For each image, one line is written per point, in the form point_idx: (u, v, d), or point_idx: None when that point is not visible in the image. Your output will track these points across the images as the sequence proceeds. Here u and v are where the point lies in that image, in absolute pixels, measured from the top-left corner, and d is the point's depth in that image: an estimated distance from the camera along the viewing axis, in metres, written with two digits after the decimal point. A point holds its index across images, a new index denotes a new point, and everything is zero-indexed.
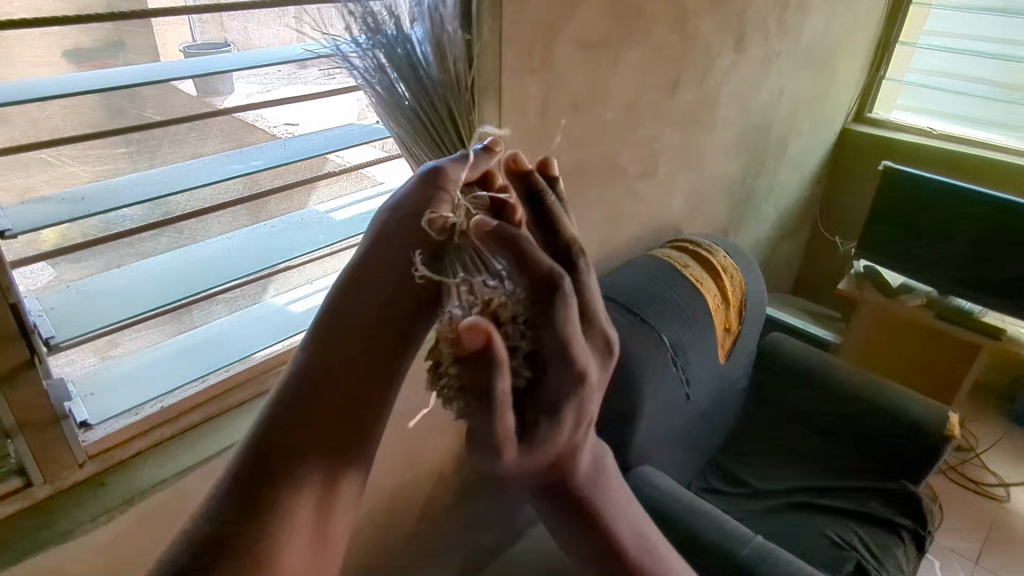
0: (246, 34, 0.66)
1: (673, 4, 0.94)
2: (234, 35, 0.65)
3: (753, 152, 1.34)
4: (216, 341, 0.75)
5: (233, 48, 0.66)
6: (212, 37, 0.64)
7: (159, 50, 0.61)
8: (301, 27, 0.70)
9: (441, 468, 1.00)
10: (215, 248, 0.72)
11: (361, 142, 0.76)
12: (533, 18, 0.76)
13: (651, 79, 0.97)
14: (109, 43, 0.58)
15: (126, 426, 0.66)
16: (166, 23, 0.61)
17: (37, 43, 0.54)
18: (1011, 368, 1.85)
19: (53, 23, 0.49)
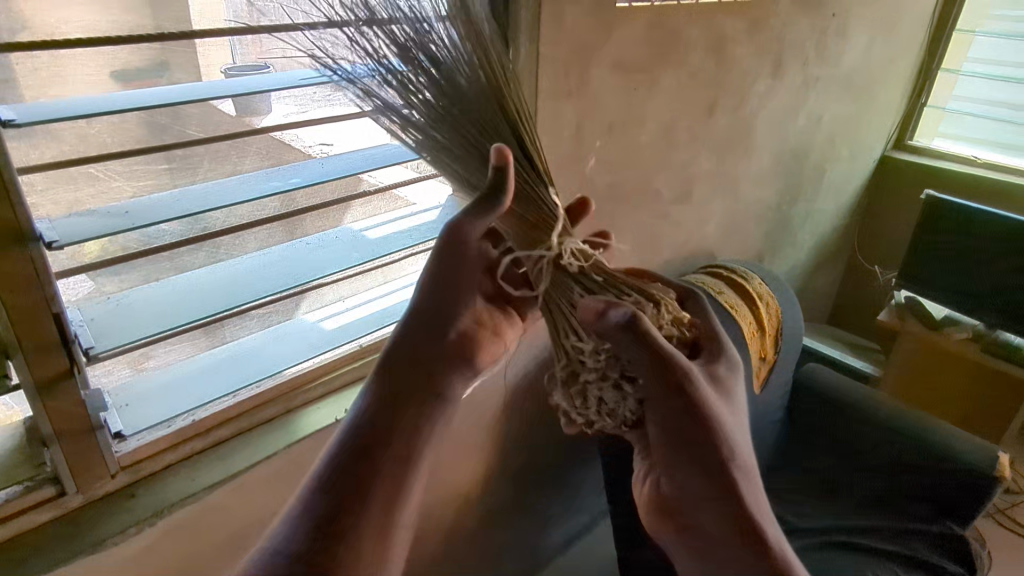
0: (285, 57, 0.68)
1: (711, 29, 0.93)
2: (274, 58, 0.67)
3: (790, 177, 1.31)
4: (247, 356, 0.75)
5: (274, 70, 0.67)
6: (254, 59, 0.66)
7: (201, 70, 0.63)
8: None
9: (468, 492, 0.98)
10: (250, 264, 0.73)
11: (394, 161, 0.77)
12: (569, 42, 0.76)
13: (686, 103, 0.97)
14: (158, 64, 0.60)
15: (157, 439, 0.66)
16: (209, 43, 0.63)
17: (92, 60, 0.56)
18: None
19: (104, 43, 0.51)
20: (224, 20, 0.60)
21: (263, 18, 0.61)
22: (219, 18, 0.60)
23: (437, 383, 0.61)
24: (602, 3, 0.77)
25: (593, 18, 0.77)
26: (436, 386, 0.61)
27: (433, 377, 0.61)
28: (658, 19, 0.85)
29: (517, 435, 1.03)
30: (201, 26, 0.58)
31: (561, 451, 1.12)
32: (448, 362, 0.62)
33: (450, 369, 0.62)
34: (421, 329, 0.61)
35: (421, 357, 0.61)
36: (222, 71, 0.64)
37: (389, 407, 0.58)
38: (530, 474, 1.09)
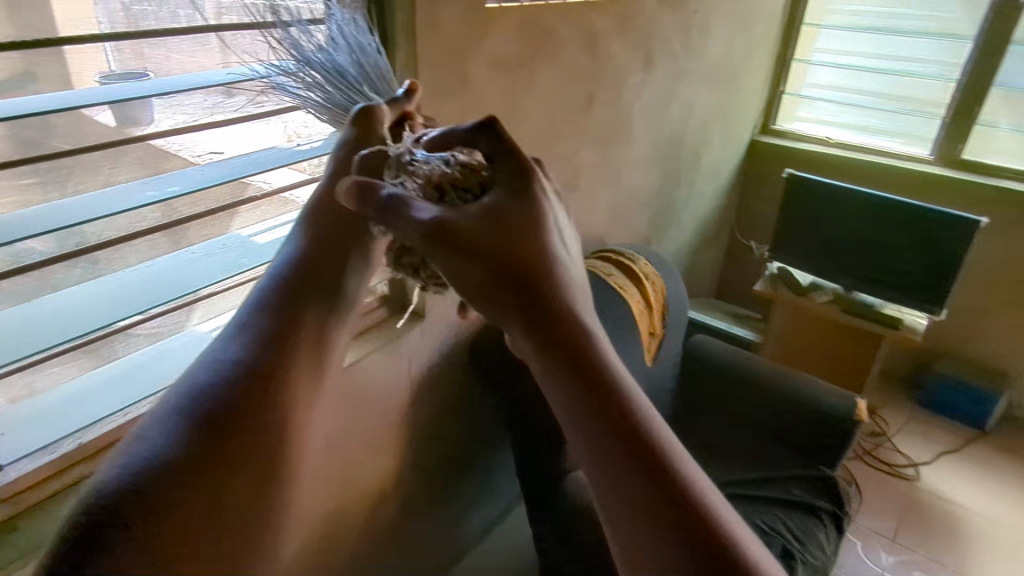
0: (165, 61, 0.65)
1: (583, 27, 0.99)
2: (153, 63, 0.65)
3: (669, 164, 1.41)
4: (137, 371, 0.73)
5: (153, 77, 0.65)
6: (130, 65, 0.63)
7: (71, 77, 0.60)
8: (225, 54, 0.70)
9: (380, 489, 1.00)
10: (132, 277, 0.71)
11: (281, 164, 0.76)
12: (446, 42, 0.79)
13: (565, 97, 1.02)
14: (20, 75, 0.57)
15: (39, 466, 0.63)
16: (78, 51, 0.59)
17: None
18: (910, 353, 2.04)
19: None
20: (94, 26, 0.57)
21: (141, 25, 0.59)
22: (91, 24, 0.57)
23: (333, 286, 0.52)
24: (474, 3, 0.80)
25: (467, 20, 0.80)
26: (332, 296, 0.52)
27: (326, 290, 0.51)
28: (532, 19, 0.89)
29: (428, 427, 1.05)
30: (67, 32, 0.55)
31: (470, 439, 1.15)
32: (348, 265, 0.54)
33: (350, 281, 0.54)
34: (324, 224, 0.55)
35: (314, 265, 0.52)
36: (96, 80, 0.61)
37: (278, 310, 0.48)
38: (443, 464, 1.12)
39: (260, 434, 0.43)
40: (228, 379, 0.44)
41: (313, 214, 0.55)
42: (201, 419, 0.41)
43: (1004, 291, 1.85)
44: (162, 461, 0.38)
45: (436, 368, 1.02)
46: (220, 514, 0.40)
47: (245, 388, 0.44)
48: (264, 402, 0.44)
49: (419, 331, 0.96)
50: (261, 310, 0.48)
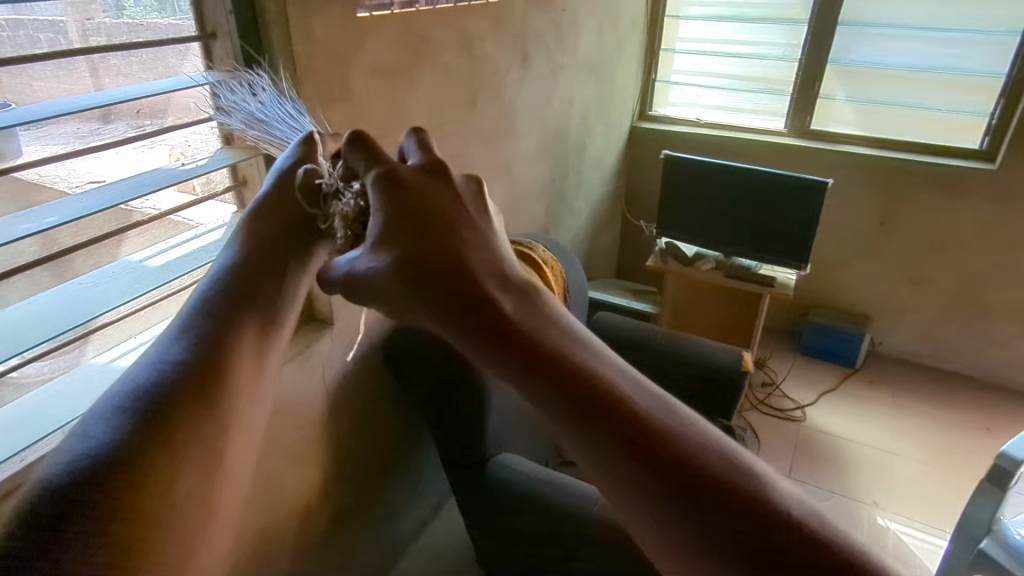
0: (31, 91, 0.62)
1: (457, 30, 1.03)
2: (17, 94, 0.61)
3: (557, 155, 1.48)
4: (31, 412, 0.70)
5: (17, 106, 0.62)
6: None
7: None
8: (96, 77, 0.68)
9: (308, 501, 1.00)
10: (15, 314, 0.68)
11: (166, 183, 0.75)
12: (323, 53, 0.81)
13: (448, 98, 1.06)
14: None
15: None
16: None
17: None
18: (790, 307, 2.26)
19: None
20: None
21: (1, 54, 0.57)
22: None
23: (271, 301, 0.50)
24: (347, 13, 0.82)
25: (342, 30, 0.82)
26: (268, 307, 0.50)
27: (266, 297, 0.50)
28: (406, 25, 0.92)
29: (350, 433, 1.06)
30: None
31: (394, 440, 1.17)
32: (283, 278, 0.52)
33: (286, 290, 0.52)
34: (257, 237, 0.53)
35: (251, 281, 0.49)
36: None
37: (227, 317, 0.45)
38: (369, 468, 1.13)
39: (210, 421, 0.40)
40: (174, 373, 0.40)
41: (251, 221, 0.54)
42: (146, 413, 0.37)
43: (862, 243, 2.07)
44: (107, 455, 0.34)
45: (351, 374, 1.03)
46: (148, 503, 0.34)
47: (187, 380, 0.40)
48: (206, 416, 0.40)
49: (329, 339, 0.97)
50: (203, 310, 0.45)
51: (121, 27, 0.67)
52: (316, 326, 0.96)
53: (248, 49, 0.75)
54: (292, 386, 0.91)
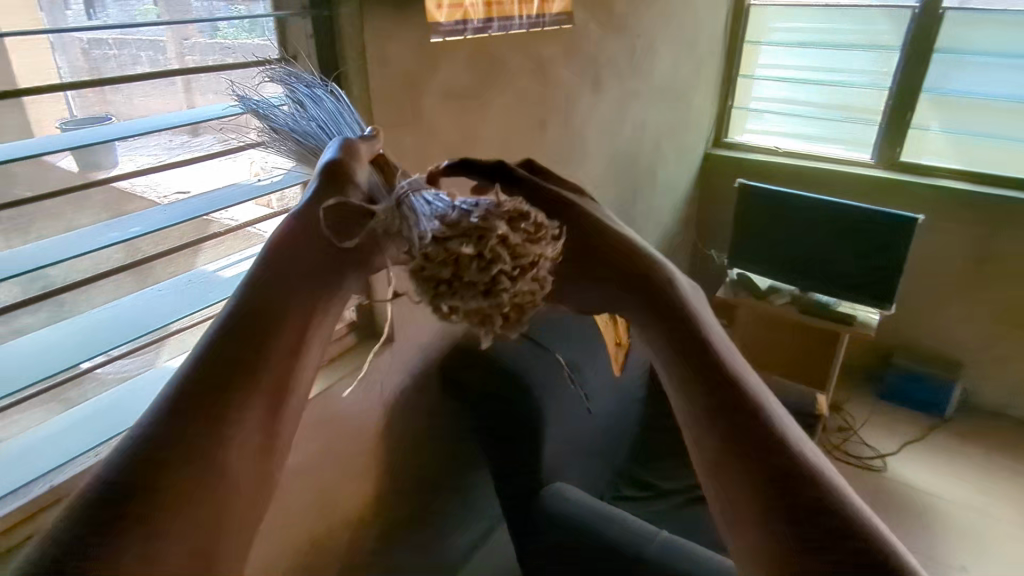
0: (130, 106, 0.69)
1: (529, 54, 1.04)
2: (116, 108, 0.68)
3: (627, 180, 1.46)
4: (107, 408, 0.73)
5: (116, 120, 0.68)
6: (93, 109, 0.67)
7: (33, 126, 0.63)
8: (189, 94, 0.73)
9: (358, 514, 1.01)
10: (99, 315, 0.72)
11: (244, 198, 0.78)
12: (396, 77, 0.83)
13: (519, 121, 1.06)
14: None
15: (11, 511, 0.64)
16: (41, 100, 0.62)
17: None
18: (872, 348, 2.12)
19: None
20: (57, 74, 0.61)
21: (102, 72, 0.64)
22: (51, 74, 0.61)
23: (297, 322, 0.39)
24: (421, 38, 0.84)
25: (415, 54, 0.84)
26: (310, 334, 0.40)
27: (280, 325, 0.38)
28: (478, 50, 0.94)
29: (405, 451, 1.07)
30: (30, 82, 0.59)
31: (447, 462, 1.17)
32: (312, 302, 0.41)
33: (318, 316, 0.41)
34: (298, 249, 0.42)
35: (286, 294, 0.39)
36: (58, 126, 0.64)
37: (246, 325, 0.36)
38: (423, 488, 1.13)
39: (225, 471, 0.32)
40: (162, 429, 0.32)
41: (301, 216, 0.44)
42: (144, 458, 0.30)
43: (955, 283, 1.93)
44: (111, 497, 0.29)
45: (408, 391, 1.03)
46: None
47: (177, 406, 0.33)
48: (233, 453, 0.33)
49: (388, 355, 0.98)
50: (220, 336, 0.35)
51: (213, 47, 0.72)
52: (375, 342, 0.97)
53: (325, 71, 0.79)
54: (347, 399, 0.92)
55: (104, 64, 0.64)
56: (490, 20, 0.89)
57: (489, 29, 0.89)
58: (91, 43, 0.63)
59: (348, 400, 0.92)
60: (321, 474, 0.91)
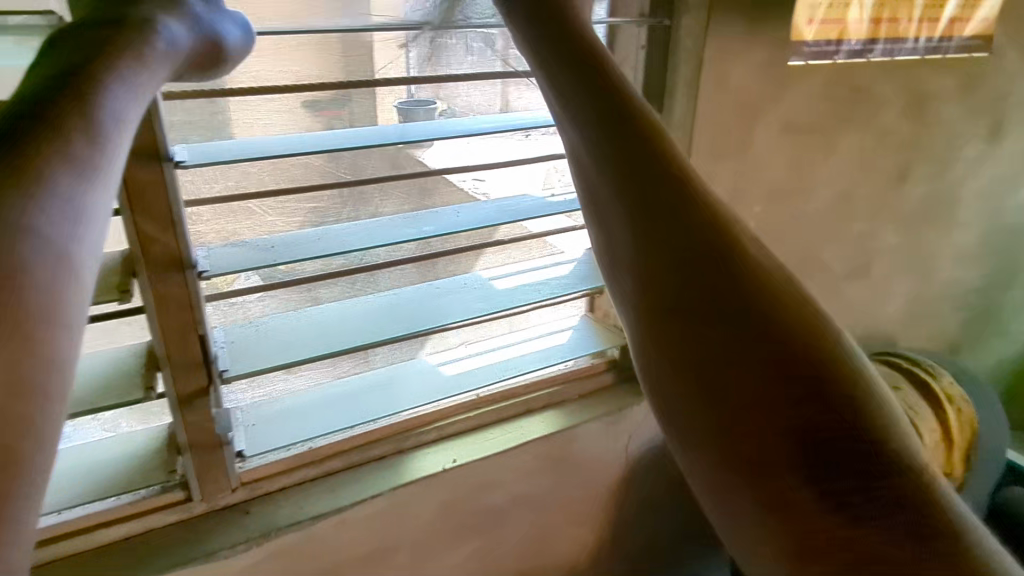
0: (458, 95, 0.73)
1: (909, 85, 0.80)
2: (444, 93, 0.73)
3: (1014, 260, 1.08)
4: (369, 387, 0.76)
5: (440, 105, 0.73)
6: (423, 96, 0.72)
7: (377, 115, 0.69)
8: (504, 93, 0.76)
9: (572, 561, 0.93)
10: (378, 300, 0.75)
11: (531, 216, 0.74)
12: (735, 98, 0.70)
13: (873, 167, 0.84)
14: (338, 100, 0.67)
15: (276, 461, 0.71)
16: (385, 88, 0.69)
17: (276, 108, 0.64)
18: None
19: (283, 93, 0.57)
20: (404, 67, 0.66)
21: (440, 63, 0.68)
22: (399, 65, 0.66)
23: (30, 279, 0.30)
24: (779, 59, 0.70)
25: (762, 73, 0.70)
26: (60, 244, 0.32)
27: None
28: (841, 75, 0.75)
29: (638, 512, 0.95)
30: (382, 73, 0.65)
31: (685, 541, 1.01)
32: (49, 200, 0.32)
33: (68, 235, 0.32)
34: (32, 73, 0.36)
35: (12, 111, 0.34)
36: (393, 108, 0.70)
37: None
38: (651, 558, 1.00)
39: None
40: None
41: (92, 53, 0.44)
42: None
43: None
44: None
45: (657, 449, 0.91)
46: None
47: None
48: None
49: (644, 409, 0.87)
50: None
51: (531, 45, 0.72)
52: (634, 390, 0.87)
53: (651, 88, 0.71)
54: (587, 442, 0.84)
55: (442, 55, 0.68)
56: (874, 43, 0.74)
57: (868, 52, 0.74)
58: (436, 37, 0.66)
59: (591, 444, 0.85)
60: (545, 508, 0.86)
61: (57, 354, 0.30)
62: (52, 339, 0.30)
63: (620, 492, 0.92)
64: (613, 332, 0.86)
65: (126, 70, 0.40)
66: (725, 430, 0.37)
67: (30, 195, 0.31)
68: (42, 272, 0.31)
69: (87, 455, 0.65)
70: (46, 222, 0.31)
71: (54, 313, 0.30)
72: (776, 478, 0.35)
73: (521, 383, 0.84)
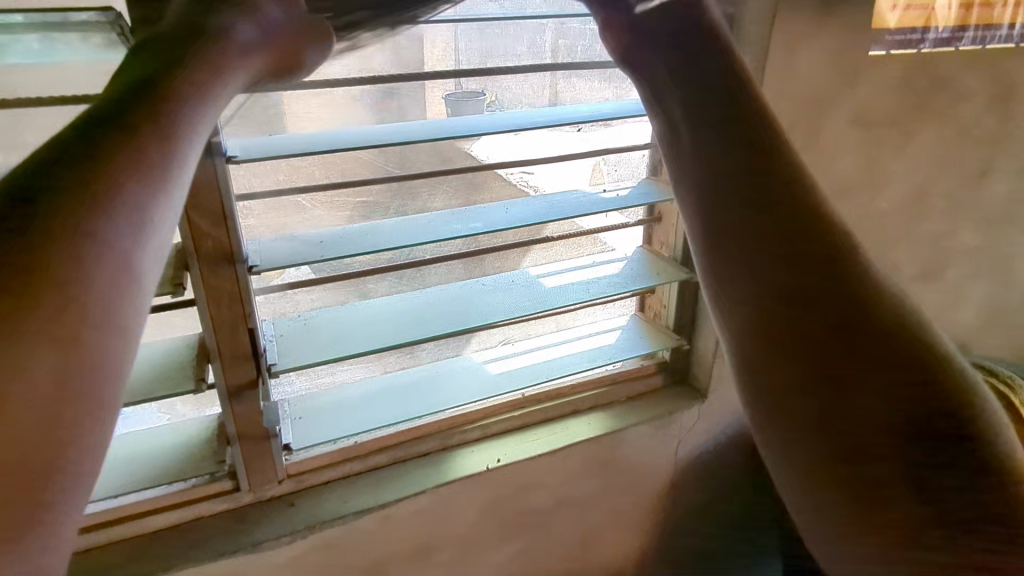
0: (505, 86, 0.72)
1: (996, 75, 0.74)
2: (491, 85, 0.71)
3: None
4: (414, 383, 0.76)
5: (488, 97, 0.71)
6: (473, 87, 0.70)
7: (429, 107, 0.69)
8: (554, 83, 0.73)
9: (616, 565, 0.91)
10: (425, 296, 0.74)
11: (581, 213, 0.71)
12: (802, 90, 0.66)
13: (952, 164, 0.78)
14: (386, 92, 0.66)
15: (322, 454, 0.72)
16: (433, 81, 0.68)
17: (326, 102, 0.64)
18: None
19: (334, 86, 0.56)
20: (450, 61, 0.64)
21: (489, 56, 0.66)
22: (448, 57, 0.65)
23: (93, 292, 0.28)
24: (857, 50, 0.66)
25: (833, 63, 0.65)
26: (130, 254, 0.30)
27: (57, 267, 0.28)
28: (922, 65, 0.69)
29: (685, 518, 0.92)
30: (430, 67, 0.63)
31: (734, 550, 0.98)
32: (124, 209, 0.30)
33: (139, 243, 0.30)
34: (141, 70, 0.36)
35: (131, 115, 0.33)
36: (441, 100, 0.69)
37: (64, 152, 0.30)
38: (697, 566, 0.97)
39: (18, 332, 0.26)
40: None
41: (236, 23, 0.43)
42: None
43: None
44: None
45: (707, 455, 0.88)
46: None
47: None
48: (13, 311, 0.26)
49: (695, 414, 0.84)
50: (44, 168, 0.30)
51: (586, 33, 0.69)
52: (685, 394, 0.84)
53: None
54: (634, 446, 0.82)
55: (491, 46, 0.66)
56: (963, 29, 0.69)
57: (956, 40, 0.69)
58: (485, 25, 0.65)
59: (638, 448, 0.82)
60: (589, 511, 0.84)
61: (112, 368, 0.28)
62: (109, 349, 0.28)
63: (667, 497, 0.89)
64: (665, 333, 0.83)
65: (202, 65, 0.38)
66: (815, 432, 0.33)
67: (109, 211, 0.29)
68: (104, 283, 0.28)
69: (140, 443, 0.67)
70: (122, 228, 0.30)
71: (113, 324, 0.29)
72: (851, 465, 0.32)
73: (568, 383, 0.82)
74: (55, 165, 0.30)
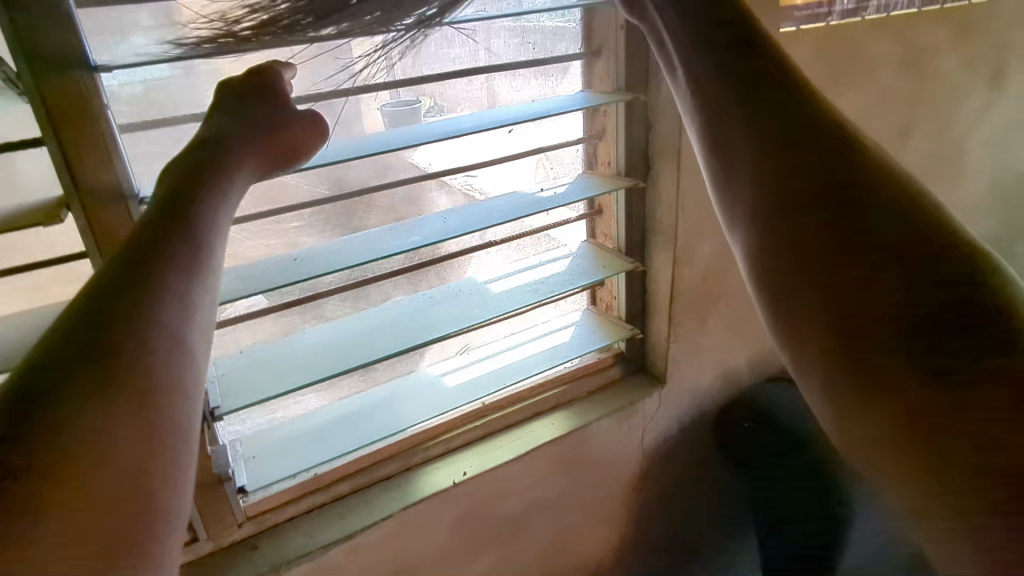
0: (443, 92, 0.70)
1: (904, 40, 0.76)
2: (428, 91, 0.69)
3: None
4: (371, 407, 0.74)
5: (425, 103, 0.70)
6: (408, 96, 0.68)
7: (361, 122, 0.68)
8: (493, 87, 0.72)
9: (596, 559, 0.91)
10: (371, 317, 0.72)
11: (518, 215, 0.70)
12: None
13: (873, 129, 0.80)
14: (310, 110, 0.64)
15: (282, 491, 0.69)
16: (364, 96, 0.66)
17: None
18: None
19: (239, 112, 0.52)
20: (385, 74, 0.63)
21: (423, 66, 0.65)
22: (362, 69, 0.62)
23: (160, 373, 0.36)
24: (774, 25, 0.66)
25: None
26: (180, 331, 0.37)
27: (130, 357, 0.35)
28: (834, 36, 0.71)
29: (659, 502, 0.92)
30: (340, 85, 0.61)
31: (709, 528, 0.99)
32: (176, 295, 0.38)
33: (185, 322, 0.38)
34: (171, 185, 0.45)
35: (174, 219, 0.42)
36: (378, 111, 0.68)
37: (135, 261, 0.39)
38: (676, 548, 0.97)
39: (133, 402, 0.34)
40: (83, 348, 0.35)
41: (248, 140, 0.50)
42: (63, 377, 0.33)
43: None
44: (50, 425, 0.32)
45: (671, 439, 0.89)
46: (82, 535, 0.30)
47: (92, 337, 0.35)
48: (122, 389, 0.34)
49: (657, 400, 0.84)
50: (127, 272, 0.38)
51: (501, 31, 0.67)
52: (645, 382, 0.85)
53: (631, 71, 0.71)
54: (600, 439, 0.82)
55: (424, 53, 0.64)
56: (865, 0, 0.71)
57: (862, 11, 0.71)
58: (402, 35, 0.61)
59: (604, 441, 0.82)
60: (563, 509, 0.84)
61: (183, 426, 0.36)
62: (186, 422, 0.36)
63: (639, 485, 0.89)
64: (618, 325, 0.83)
65: (211, 182, 0.45)
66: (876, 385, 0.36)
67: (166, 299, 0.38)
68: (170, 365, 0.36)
69: None
70: (172, 315, 0.37)
71: (178, 391, 0.36)
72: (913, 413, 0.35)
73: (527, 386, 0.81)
74: (125, 274, 0.38)
